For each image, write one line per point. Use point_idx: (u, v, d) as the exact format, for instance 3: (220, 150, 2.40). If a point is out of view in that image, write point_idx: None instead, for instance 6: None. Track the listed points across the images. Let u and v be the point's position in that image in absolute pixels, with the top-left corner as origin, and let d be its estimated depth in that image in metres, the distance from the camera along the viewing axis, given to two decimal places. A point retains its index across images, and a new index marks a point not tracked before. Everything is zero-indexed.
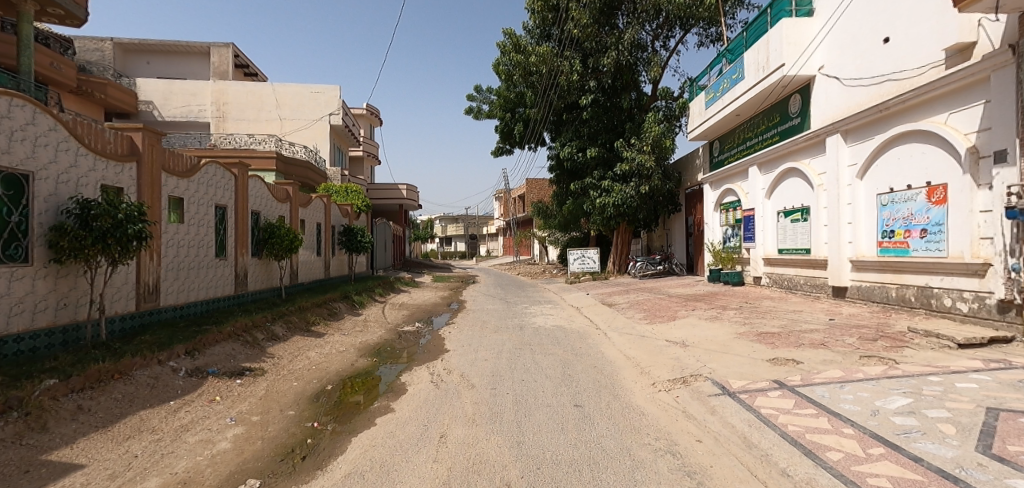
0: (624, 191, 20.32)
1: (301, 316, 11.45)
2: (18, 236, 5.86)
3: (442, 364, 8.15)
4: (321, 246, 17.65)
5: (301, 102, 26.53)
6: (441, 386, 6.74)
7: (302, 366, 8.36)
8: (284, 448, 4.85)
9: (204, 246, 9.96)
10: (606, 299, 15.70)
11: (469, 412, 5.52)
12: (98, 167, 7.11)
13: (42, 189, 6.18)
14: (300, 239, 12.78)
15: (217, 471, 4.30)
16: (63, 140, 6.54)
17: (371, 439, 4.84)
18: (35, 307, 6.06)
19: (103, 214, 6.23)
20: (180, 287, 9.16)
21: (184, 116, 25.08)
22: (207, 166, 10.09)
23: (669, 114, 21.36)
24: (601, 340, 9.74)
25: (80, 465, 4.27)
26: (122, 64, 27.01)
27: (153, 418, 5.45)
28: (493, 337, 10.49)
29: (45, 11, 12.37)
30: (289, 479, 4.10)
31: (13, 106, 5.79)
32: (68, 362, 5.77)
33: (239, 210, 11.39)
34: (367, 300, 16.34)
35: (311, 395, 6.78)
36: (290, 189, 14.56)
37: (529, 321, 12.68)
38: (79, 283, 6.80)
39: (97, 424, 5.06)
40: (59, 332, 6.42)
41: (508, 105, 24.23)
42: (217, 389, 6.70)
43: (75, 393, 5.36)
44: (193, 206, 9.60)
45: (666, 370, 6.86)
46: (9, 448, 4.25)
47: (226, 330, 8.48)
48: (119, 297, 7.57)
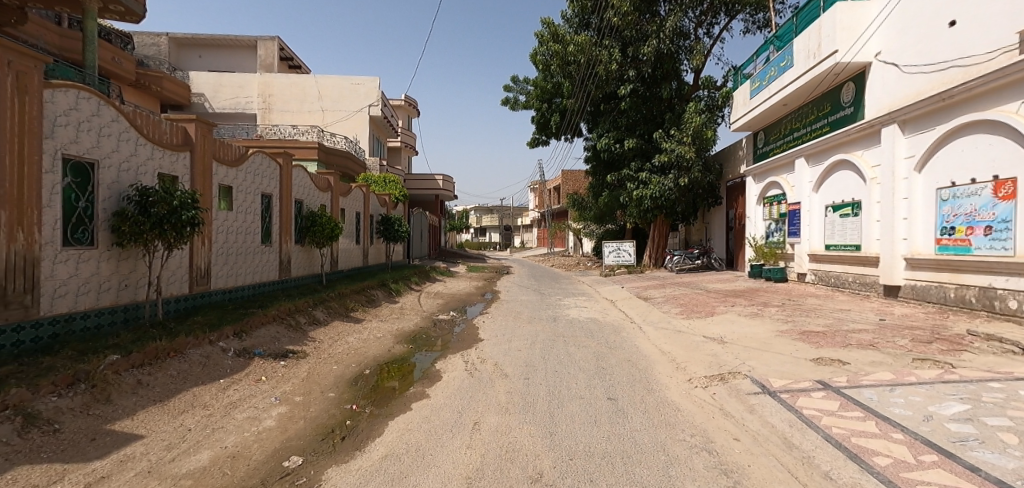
0: (662, 183, 19.91)
1: (341, 302, 11.79)
2: (84, 221, 6.27)
3: (476, 353, 8.26)
4: (360, 235, 18.08)
5: (342, 94, 27.18)
6: (475, 374, 6.84)
7: (341, 351, 8.63)
8: (325, 428, 5.04)
9: (251, 233, 10.37)
10: (640, 293, 15.48)
11: (502, 400, 5.58)
12: (155, 156, 7.50)
13: (106, 177, 6.56)
14: (340, 228, 13.11)
15: (263, 447, 4.52)
16: (125, 131, 6.92)
17: (407, 424, 4.96)
18: (99, 288, 6.48)
19: (160, 201, 6.61)
20: (229, 271, 9.59)
21: (233, 108, 26.01)
22: (254, 156, 10.48)
23: (712, 104, 20.78)
24: (636, 334, 9.63)
25: (140, 435, 4.56)
26: (176, 58, 28.21)
27: (205, 395, 5.76)
28: (528, 328, 10.53)
29: (108, 8, 11.68)
30: (328, 458, 4.26)
31: (79, 98, 6.15)
32: (129, 339, 6.15)
33: (283, 199, 11.81)
34: (403, 288, 16.71)
35: (350, 379, 7.00)
36: (331, 178, 14.97)
37: (562, 313, 12.63)
38: (139, 266, 7.23)
39: (155, 398, 5.39)
40: (121, 310, 6.84)
41: (545, 96, 23.84)
42: (263, 369, 7.01)
43: (134, 368, 5.69)
44: (241, 194, 10.00)
45: (703, 366, 6.74)
46: (78, 417, 4.59)
47: (272, 313, 8.86)
48: (175, 279, 8.01)
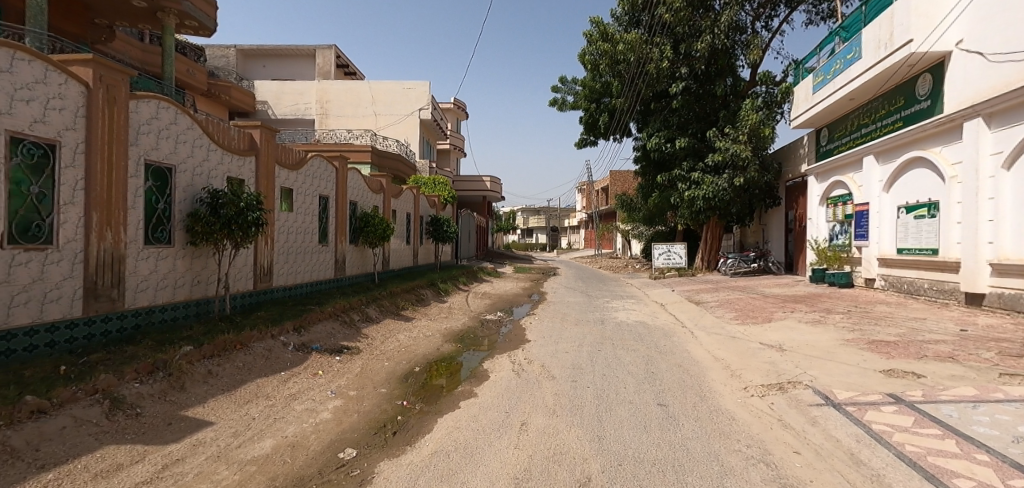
0: (716, 184, 19.25)
1: (392, 301, 12.13)
2: (163, 221, 6.77)
3: (522, 354, 8.28)
4: (410, 235, 18.54)
5: (394, 98, 27.99)
6: (522, 375, 6.85)
7: (392, 348, 8.87)
8: (377, 423, 5.20)
9: (309, 233, 10.85)
10: (691, 297, 15.02)
11: (550, 402, 5.56)
12: (225, 160, 8.00)
13: (182, 181, 7.07)
14: (392, 228, 13.49)
15: (320, 438, 4.72)
16: (198, 138, 7.41)
17: (455, 421, 5.04)
18: (175, 283, 6.98)
19: (229, 203, 7.05)
20: (289, 269, 10.09)
21: (293, 114, 27.29)
22: (312, 160, 10.95)
23: (770, 100, 19.95)
24: (687, 339, 9.35)
25: (210, 422, 4.88)
26: (242, 68, 29.95)
27: (267, 386, 6.08)
28: (575, 330, 10.44)
29: (183, 23, 12.37)
30: (381, 451, 4.39)
31: (160, 108, 6.64)
32: (200, 331, 6.59)
33: (339, 200, 12.28)
34: (451, 288, 16.98)
35: (401, 375, 7.18)
36: (383, 180, 15.44)
37: (610, 315, 12.44)
38: (209, 263, 7.73)
39: (224, 387, 5.74)
40: (193, 305, 7.34)
41: (593, 96, 23.56)
42: (320, 363, 7.32)
43: (205, 359, 6.08)
44: (301, 196, 10.49)
45: (760, 374, 6.46)
46: (156, 402, 4.96)
47: (328, 310, 9.23)
48: (241, 276, 8.51)
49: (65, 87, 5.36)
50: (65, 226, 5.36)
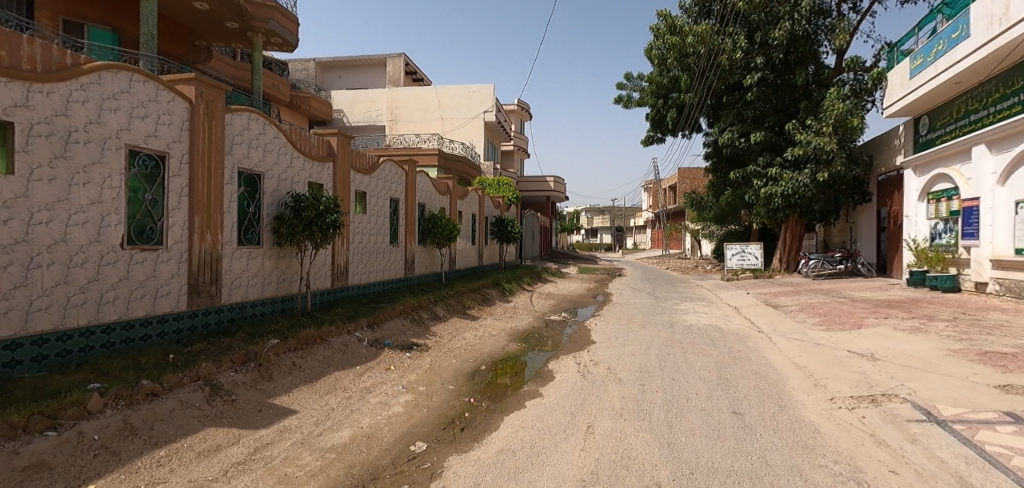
0: (796, 180, 18.04)
1: (458, 300, 12.42)
2: (254, 224, 7.36)
3: (588, 355, 8.19)
4: (475, 236, 18.88)
5: (459, 102, 28.65)
6: (588, 377, 6.78)
7: (459, 346, 9.09)
8: (446, 418, 5.34)
9: (381, 234, 11.35)
10: (768, 300, 14.18)
11: (616, 405, 5.46)
12: (306, 167, 8.56)
13: (269, 186, 7.65)
14: (458, 229, 13.80)
15: (393, 430, 4.92)
16: (283, 146, 7.97)
17: (522, 420, 5.08)
18: (263, 281, 7.57)
19: (310, 207, 7.56)
20: (363, 269, 10.61)
21: (366, 121, 28.62)
22: (384, 164, 11.44)
23: (858, 88, 18.47)
24: (764, 344, 8.84)
25: (294, 410, 5.24)
26: (320, 80, 31.81)
27: (345, 379, 6.44)
28: (642, 332, 10.17)
29: (269, 41, 13.33)
30: (450, 446, 4.52)
31: (251, 120, 7.22)
32: (285, 326, 7.09)
33: (408, 202, 12.74)
34: (516, 288, 17.10)
35: (468, 373, 7.33)
36: (450, 182, 15.85)
37: (679, 318, 12.01)
38: (293, 263, 8.30)
39: (306, 378, 6.14)
40: (278, 301, 7.93)
41: (661, 91, 22.48)
42: (392, 359, 7.64)
43: (290, 351, 6.54)
44: (374, 199, 11.00)
45: (848, 385, 5.98)
46: (249, 390, 5.41)
47: (398, 308, 9.62)
48: (320, 274, 9.07)
49: (173, 104, 5.95)
50: (172, 229, 5.96)
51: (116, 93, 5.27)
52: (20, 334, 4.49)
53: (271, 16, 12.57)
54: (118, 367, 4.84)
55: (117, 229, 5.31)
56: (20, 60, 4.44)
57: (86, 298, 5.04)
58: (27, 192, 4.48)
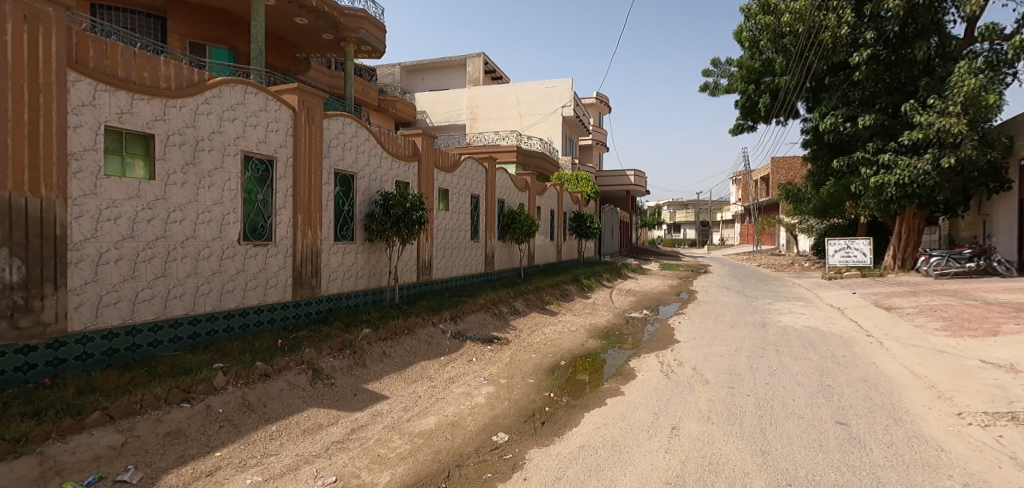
0: (915, 167, 15.95)
1: (538, 295, 12.51)
2: (348, 221, 7.90)
3: (672, 354, 7.92)
4: (554, 232, 18.90)
5: (538, 98, 28.75)
6: (672, 377, 6.56)
7: (538, 341, 9.16)
8: (527, 411, 5.43)
9: (462, 230, 11.69)
10: (878, 301, 12.85)
11: (704, 408, 5.23)
12: (394, 167, 9.03)
13: (361, 185, 8.15)
14: (537, 225, 13.87)
15: (476, 420, 5.09)
16: (373, 148, 8.46)
17: (603, 418, 5.03)
18: (357, 274, 8.11)
19: (398, 204, 7.99)
20: (446, 263, 11.01)
21: (447, 121, 29.50)
22: (465, 162, 11.78)
23: (994, 60, 16.17)
24: (873, 349, 8.04)
25: (385, 396, 5.58)
26: (405, 83, 33.28)
27: (430, 368, 6.75)
28: (731, 332, 9.64)
29: (360, 49, 14.18)
30: (531, 439, 4.59)
31: (345, 124, 7.75)
32: (377, 316, 7.55)
33: (488, 199, 13.00)
34: (595, 284, 16.90)
35: (548, 368, 7.38)
36: (529, 178, 15.97)
37: (773, 318, 11.24)
38: (383, 257, 8.80)
39: (395, 366, 6.52)
40: (370, 293, 8.45)
41: (752, 76, 20.94)
42: (474, 351, 7.88)
43: (381, 341, 6.95)
44: (456, 196, 11.37)
45: (979, 399, 5.29)
46: (345, 375, 5.83)
47: (480, 302, 9.88)
48: (407, 268, 9.55)
49: (279, 113, 6.53)
50: (280, 226, 6.56)
51: (234, 104, 5.88)
52: (161, 317, 5.17)
53: (361, 26, 13.40)
54: (236, 349, 5.42)
55: (235, 227, 5.93)
56: (159, 79, 5.09)
57: (211, 287, 5.69)
58: (165, 195, 5.14)
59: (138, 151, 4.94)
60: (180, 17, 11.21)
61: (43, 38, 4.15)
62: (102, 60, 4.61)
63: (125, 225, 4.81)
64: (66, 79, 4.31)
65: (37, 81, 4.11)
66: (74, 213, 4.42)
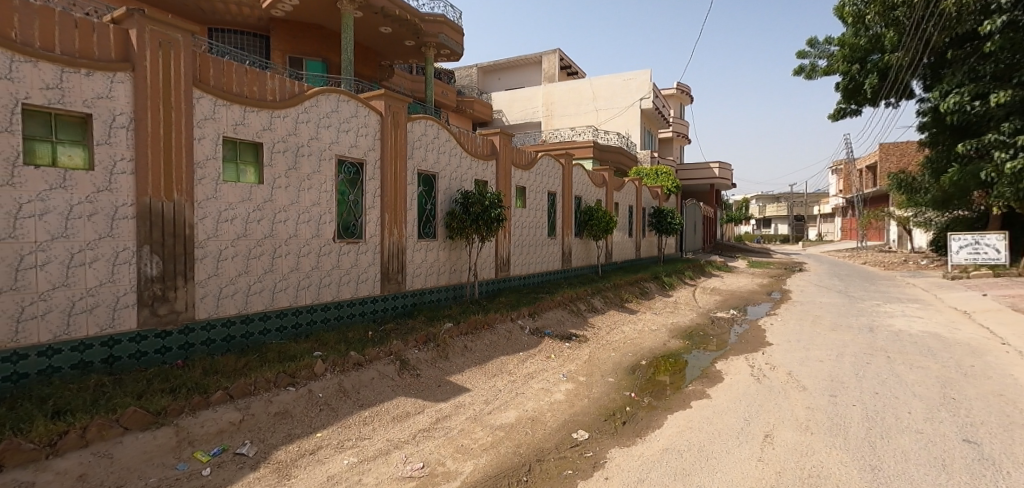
0: None
1: (616, 293, 12.27)
2: (430, 219, 8.24)
3: (763, 358, 7.44)
4: (633, 228, 18.43)
5: (615, 92, 28.15)
6: (764, 381, 6.18)
7: (617, 339, 9.00)
8: (607, 410, 5.37)
9: (539, 227, 11.74)
10: (1015, 305, 11.21)
11: (801, 416, 4.87)
12: (473, 166, 9.26)
13: (442, 185, 8.45)
14: (615, 221, 13.56)
15: (556, 416, 5.12)
16: (453, 148, 8.73)
17: (688, 421, 4.85)
18: (439, 271, 8.43)
19: (477, 203, 8.20)
20: (523, 260, 11.11)
21: (524, 119, 29.64)
22: (542, 159, 11.82)
23: None
24: (1008, 360, 7.05)
25: (467, 388, 5.76)
26: (482, 84, 33.95)
27: (510, 364, 6.87)
28: (831, 336, 8.87)
29: (439, 53, 14.62)
30: (612, 438, 4.53)
31: (427, 127, 8.07)
32: (458, 312, 7.79)
33: (565, 195, 12.93)
34: (677, 282, 16.27)
35: (628, 367, 7.24)
36: (606, 174, 15.70)
37: (881, 322, 10.19)
38: (463, 254, 9.06)
39: (476, 360, 6.70)
40: (451, 288, 8.75)
41: (857, 55, 19.17)
42: (552, 348, 7.91)
43: (463, 335, 7.17)
44: (533, 193, 11.44)
45: None
46: (430, 367, 6.09)
47: (558, 299, 9.88)
48: (486, 265, 9.77)
49: (368, 118, 6.93)
50: (369, 225, 6.99)
51: (328, 112, 6.33)
52: (269, 308, 5.70)
53: (441, 31, 13.81)
54: (333, 339, 5.84)
55: (330, 226, 6.39)
56: (266, 92, 5.59)
57: (311, 281, 6.17)
58: (271, 198, 5.66)
59: (249, 159, 5.48)
60: (281, 34, 12.21)
61: (173, 61, 4.71)
62: (220, 77, 5.15)
63: (239, 225, 5.35)
64: (191, 96, 4.86)
65: (169, 99, 4.68)
66: (199, 215, 4.99)
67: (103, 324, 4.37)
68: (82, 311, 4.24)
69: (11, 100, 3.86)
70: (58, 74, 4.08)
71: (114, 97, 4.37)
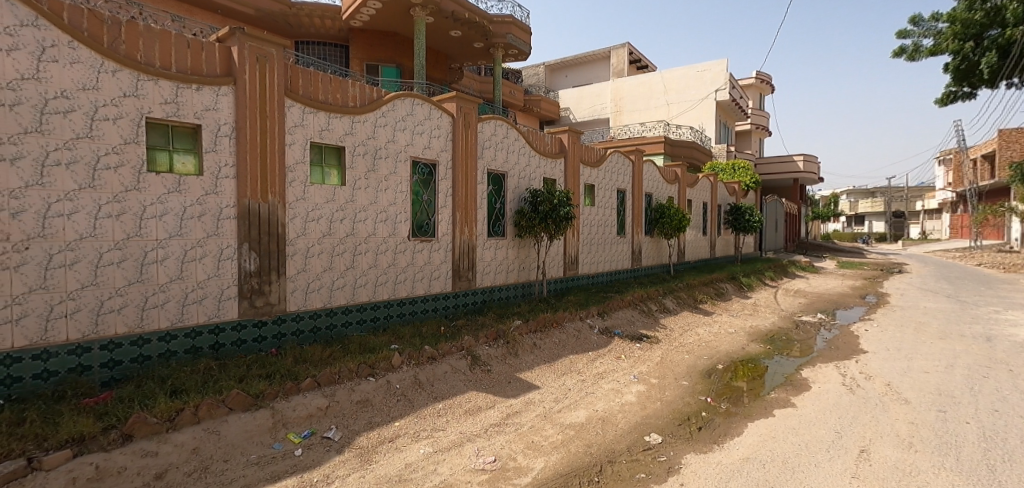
0: None
1: (690, 293, 11.83)
2: (500, 218, 8.37)
3: (856, 367, 6.87)
4: (707, 226, 17.65)
5: (688, 84, 27.07)
6: (858, 392, 5.71)
7: (691, 341, 8.67)
8: (681, 414, 5.20)
9: (609, 225, 11.56)
10: None
11: (902, 432, 4.46)
12: (541, 165, 9.29)
13: (511, 184, 8.54)
14: (688, 219, 13.03)
15: (627, 418, 5.03)
16: (522, 147, 8.80)
17: (771, 430, 4.59)
18: (508, 269, 8.54)
19: (546, 201, 8.23)
20: (591, 259, 10.99)
21: (592, 116, 29.21)
22: (612, 156, 11.62)
23: None
24: None
25: (536, 386, 5.81)
26: (549, 81, 33.88)
27: (579, 363, 6.84)
28: (937, 345, 8.02)
29: (507, 53, 14.75)
30: (687, 443, 4.38)
31: (497, 127, 8.19)
32: (527, 309, 7.85)
33: (635, 192, 12.63)
34: (756, 283, 15.40)
35: (703, 371, 6.97)
36: (679, 170, 15.16)
37: (1000, 331, 9.07)
38: (532, 252, 9.11)
39: (545, 358, 6.73)
40: (520, 286, 8.84)
41: (970, 31, 16.92)
42: (622, 348, 7.77)
43: (532, 333, 7.22)
44: (602, 191, 11.27)
45: None
46: (500, 364, 6.19)
47: (628, 298, 9.69)
48: (554, 264, 9.76)
49: (440, 120, 7.16)
50: (441, 223, 7.22)
51: (403, 116, 6.60)
52: (350, 302, 6.04)
53: (509, 31, 13.83)
54: (408, 333, 6.10)
55: (405, 225, 6.68)
56: (348, 99, 5.93)
57: (388, 278, 6.48)
58: (352, 199, 6.00)
59: (333, 162, 5.84)
60: (360, 43, 12.90)
61: (268, 73, 5.13)
62: (308, 86, 5.53)
63: (324, 224, 5.73)
64: (284, 105, 5.27)
65: (265, 109, 5.10)
66: (290, 215, 5.39)
67: (210, 313, 4.84)
68: (193, 302, 4.72)
69: (137, 114, 4.34)
70: (174, 90, 4.55)
71: (219, 109, 4.82)
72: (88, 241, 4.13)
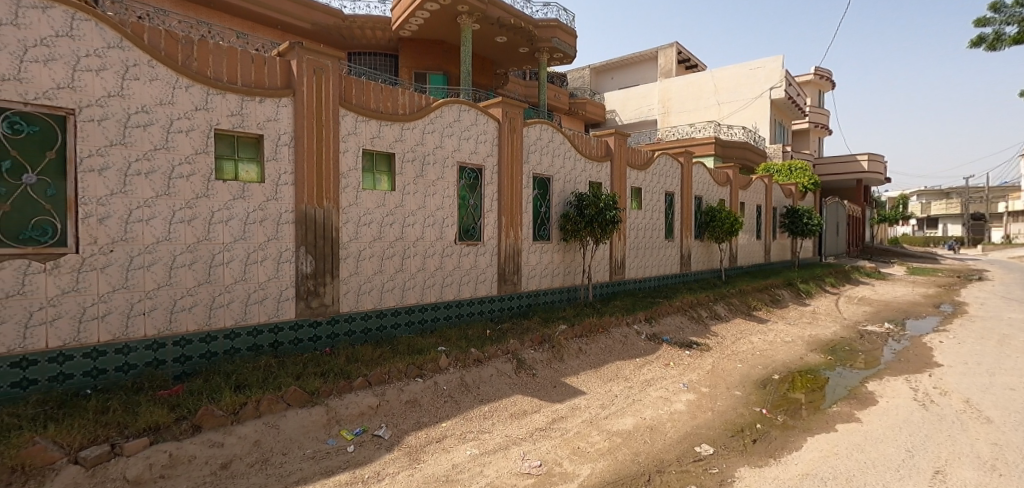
0: None
1: (743, 300, 11.39)
2: (546, 222, 8.36)
3: (929, 381, 6.40)
4: (762, 230, 16.95)
5: (739, 82, 26.16)
6: (931, 409, 5.31)
7: (745, 350, 8.33)
8: (735, 425, 5.01)
9: (657, 229, 11.32)
10: None
11: (984, 454, 4.11)
12: (587, 168, 9.22)
13: (557, 187, 8.53)
14: (741, 222, 12.56)
15: (677, 427, 4.90)
16: (568, 150, 8.77)
17: (833, 446, 4.35)
18: (553, 273, 8.52)
19: (591, 204, 8.19)
20: (638, 263, 10.79)
21: (638, 117, 28.75)
22: (660, 158, 11.39)
23: None
24: None
25: (582, 391, 5.76)
26: (595, 84, 33.62)
27: (626, 369, 6.73)
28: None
29: (552, 57, 14.79)
30: (741, 456, 4.22)
31: (542, 131, 8.21)
32: (572, 314, 7.81)
33: (684, 195, 12.31)
34: (815, 289, 14.63)
35: (758, 380, 6.69)
36: (730, 172, 14.66)
37: None
38: (577, 257, 9.05)
39: (591, 363, 6.67)
40: (565, 290, 8.79)
41: None
42: (671, 355, 7.59)
43: (578, 337, 7.17)
44: (649, 194, 11.07)
45: None
46: (545, 368, 6.19)
47: (677, 304, 9.45)
48: (601, 268, 9.65)
49: (486, 126, 7.25)
50: (488, 227, 7.30)
51: (451, 122, 6.74)
52: (400, 304, 6.21)
53: (553, 35, 13.97)
54: (455, 336, 6.20)
55: (452, 229, 6.80)
56: (398, 107, 6.12)
57: (435, 280, 6.62)
58: (402, 204, 6.18)
59: (383, 168, 6.03)
60: (408, 52, 13.28)
61: (324, 84, 5.37)
62: (360, 96, 5.75)
63: (375, 229, 5.92)
64: (338, 114, 5.50)
65: (321, 118, 5.35)
66: (344, 219, 5.62)
67: (271, 312, 5.11)
68: (255, 302, 5.00)
69: (207, 126, 4.66)
70: (240, 103, 4.84)
71: (280, 119, 5.09)
72: (164, 244, 4.45)
